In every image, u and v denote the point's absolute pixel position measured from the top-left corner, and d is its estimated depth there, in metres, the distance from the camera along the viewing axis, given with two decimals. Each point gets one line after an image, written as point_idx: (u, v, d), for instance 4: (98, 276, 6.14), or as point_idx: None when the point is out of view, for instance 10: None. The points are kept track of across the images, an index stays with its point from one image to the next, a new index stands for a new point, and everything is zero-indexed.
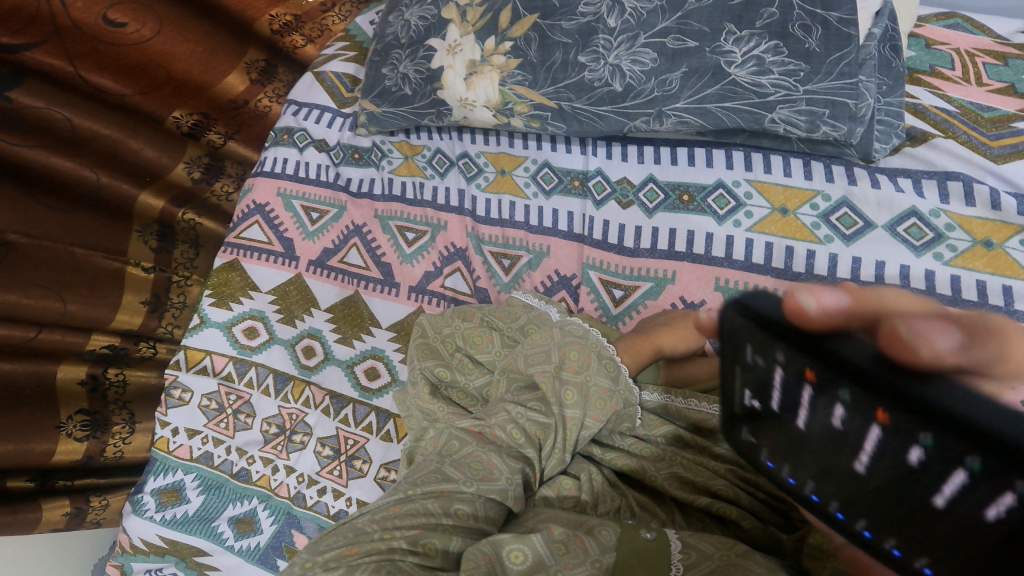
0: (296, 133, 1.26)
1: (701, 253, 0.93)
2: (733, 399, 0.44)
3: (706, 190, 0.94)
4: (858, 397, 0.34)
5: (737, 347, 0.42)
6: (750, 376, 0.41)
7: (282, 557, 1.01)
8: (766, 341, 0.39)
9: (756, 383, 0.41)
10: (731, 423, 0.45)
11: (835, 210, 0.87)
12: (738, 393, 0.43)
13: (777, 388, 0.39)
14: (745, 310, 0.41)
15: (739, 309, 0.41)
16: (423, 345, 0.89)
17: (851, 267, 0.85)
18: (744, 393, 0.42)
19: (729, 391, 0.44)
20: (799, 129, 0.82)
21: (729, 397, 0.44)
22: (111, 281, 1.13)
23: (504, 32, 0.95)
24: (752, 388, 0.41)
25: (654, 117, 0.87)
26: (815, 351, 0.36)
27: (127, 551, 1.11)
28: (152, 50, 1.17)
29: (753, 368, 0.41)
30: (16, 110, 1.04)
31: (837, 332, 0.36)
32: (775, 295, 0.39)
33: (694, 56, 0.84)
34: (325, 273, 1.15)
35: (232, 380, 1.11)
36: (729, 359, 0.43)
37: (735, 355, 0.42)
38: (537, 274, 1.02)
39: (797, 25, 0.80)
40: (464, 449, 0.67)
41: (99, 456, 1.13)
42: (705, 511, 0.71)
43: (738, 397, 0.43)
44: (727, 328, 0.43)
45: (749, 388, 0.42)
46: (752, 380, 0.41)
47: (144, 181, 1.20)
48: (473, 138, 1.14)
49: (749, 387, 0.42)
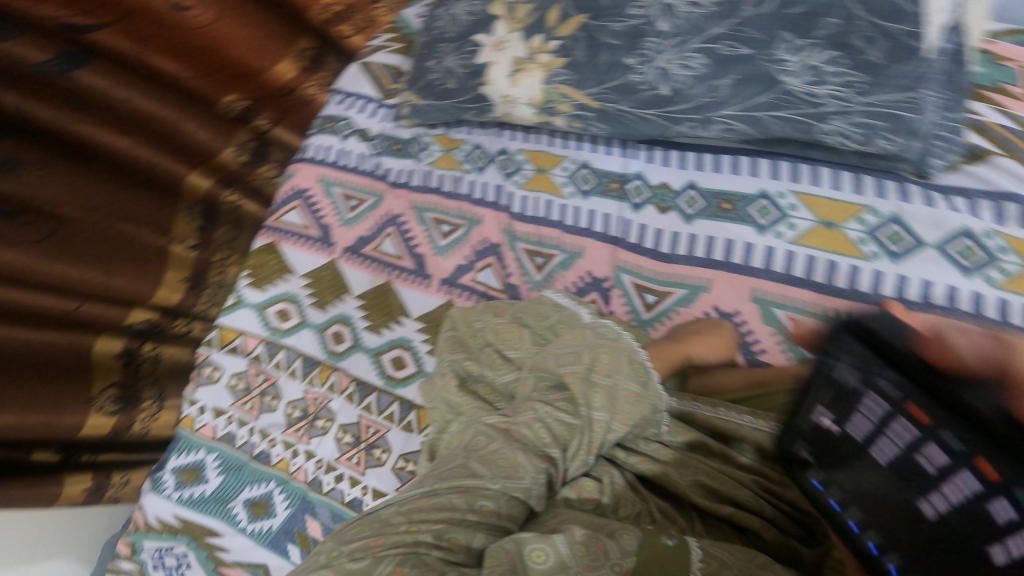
0: (340, 122, 1.29)
1: (739, 262, 0.91)
2: (806, 417, 0.61)
3: (748, 199, 0.93)
4: (960, 444, 0.46)
5: (833, 374, 0.57)
6: (843, 413, 0.56)
7: (292, 542, 1.02)
8: (877, 372, 0.53)
9: (839, 410, 0.57)
10: (794, 432, 0.62)
11: (884, 226, 0.84)
12: (813, 412, 0.59)
13: (875, 427, 0.53)
14: (866, 344, 0.55)
15: (862, 342, 0.55)
16: (452, 338, 0.90)
17: (896, 285, 0.82)
18: (819, 414, 0.59)
19: (803, 410, 0.61)
20: (853, 142, 0.78)
21: (801, 413, 0.61)
22: (154, 257, 1.16)
23: (551, 30, 0.95)
24: (835, 414, 0.57)
25: (700, 123, 0.86)
26: (930, 389, 0.49)
27: (140, 528, 1.14)
28: (215, 34, 1.21)
29: (840, 396, 0.56)
30: (83, 88, 1.06)
31: (947, 374, 0.49)
32: (926, 339, 0.51)
33: (746, 63, 0.83)
34: (359, 260, 1.17)
35: (261, 361, 1.15)
36: (817, 387, 0.59)
37: (844, 385, 0.56)
38: (569, 275, 1.03)
39: (858, 36, 0.77)
40: (490, 446, 0.67)
41: (126, 432, 1.15)
42: (726, 521, 0.69)
43: (813, 416, 0.60)
44: (831, 356, 0.57)
45: (827, 412, 0.58)
46: (835, 406, 0.57)
47: (194, 162, 1.23)
48: (513, 134, 1.14)
49: (830, 410, 0.58)
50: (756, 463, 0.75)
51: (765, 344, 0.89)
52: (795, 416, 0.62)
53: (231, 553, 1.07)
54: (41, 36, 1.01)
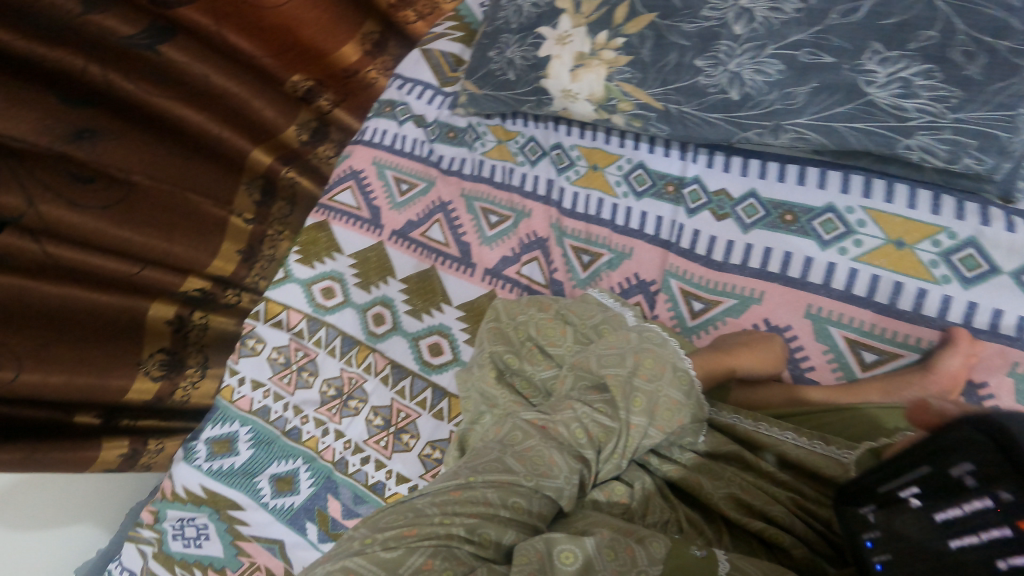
0: (398, 107, 1.30)
1: (796, 277, 0.89)
2: (895, 484, 0.52)
3: (813, 212, 0.90)
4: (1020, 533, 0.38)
5: (950, 459, 0.45)
6: (929, 486, 0.47)
7: (311, 521, 1.05)
8: (972, 451, 0.43)
9: (930, 490, 0.47)
10: (875, 489, 0.54)
11: (959, 249, 0.80)
12: (903, 482, 0.50)
13: (948, 505, 0.45)
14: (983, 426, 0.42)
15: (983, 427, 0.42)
16: (494, 329, 0.90)
17: (964, 311, 0.79)
18: (909, 486, 0.50)
19: (897, 477, 0.51)
20: (937, 159, 0.74)
21: (893, 477, 0.52)
22: (214, 228, 1.21)
23: (618, 27, 0.93)
24: (922, 488, 0.48)
25: (770, 130, 0.83)
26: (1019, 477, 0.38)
27: (167, 497, 1.18)
28: (288, 15, 1.21)
29: (938, 475, 0.46)
30: (164, 63, 1.09)
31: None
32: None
33: (829, 71, 0.78)
34: (405, 244, 1.18)
35: (302, 336, 1.17)
36: (923, 458, 0.49)
37: (945, 467, 0.46)
38: (615, 274, 1.02)
39: (958, 50, 0.70)
40: (526, 442, 0.68)
41: (168, 398, 1.21)
42: (755, 535, 0.66)
43: (903, 487, 0.50)
44: (953, 433, 0.45)
45: (916, 486, 0.48)
46: (929, 484, 0.47)
47: (258, 138, 1.28)
48: (569, 129, 1.13)
49: (920, 485, 0.48)
50: (794, 480, 0.71)
51: (814, 361, 0.88)
52: (886, 478, 0.53)
53: (250, 528, 1.10)
54: (131, 10, 1.02)
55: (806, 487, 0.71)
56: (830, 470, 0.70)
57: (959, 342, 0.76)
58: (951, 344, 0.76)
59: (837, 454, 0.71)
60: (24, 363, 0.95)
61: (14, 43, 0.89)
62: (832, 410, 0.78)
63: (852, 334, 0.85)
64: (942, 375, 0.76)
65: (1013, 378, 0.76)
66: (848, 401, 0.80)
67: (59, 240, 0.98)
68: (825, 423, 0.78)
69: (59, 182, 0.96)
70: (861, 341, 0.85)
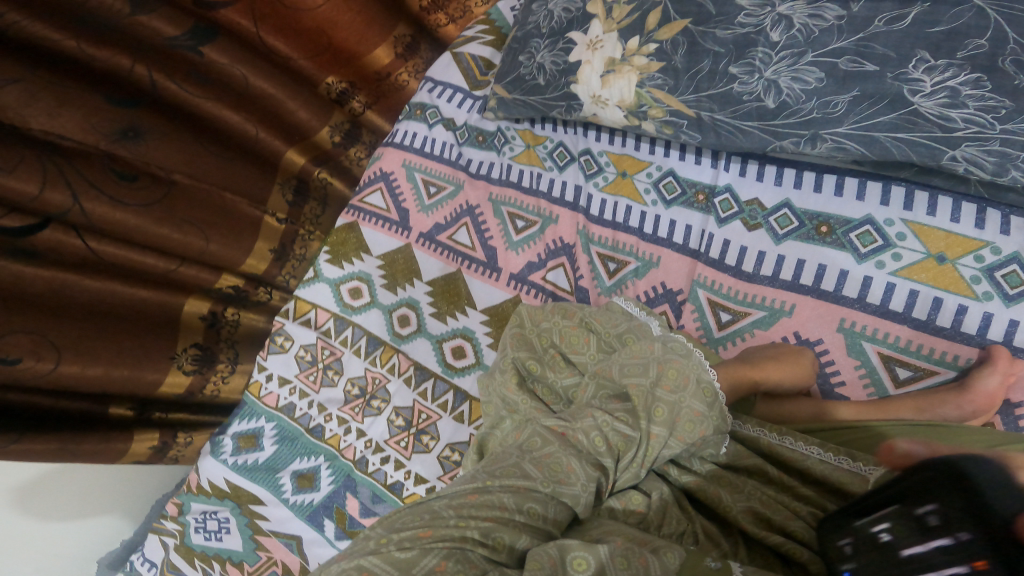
0: (429, 110, 1.31)
1: (829, 290, 0.87)
2: (866, 518, 0.51)
3: (850, 224, 0.87)
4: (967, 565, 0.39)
5: (918, 497, 0.46)
6: (898, 521, 0.47)
7: (330, 519, 1.06)
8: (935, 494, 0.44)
9: (897, 525, 0.47)
10: (846, 523, 0.53)
11: (1003, 265, 0.77)
12: (873, 516, 0.50)
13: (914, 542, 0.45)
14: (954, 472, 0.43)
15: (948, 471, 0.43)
16: (517, 335, 0.89)
17: (1005, 330, 0.77)
18: (878, 521, 0.50)
19: (869, 512, 0.51)
20: (983, 172, 0.73)
21: (865, 511, 0.52)
22: (250, 227, 1.22)
23: (650, 33, 0.92)
24: (891, 523, 0.48)
25: (807, 140, 0.82)
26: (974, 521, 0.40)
27: (192, 490, 1.19)
28: (322, 16, 1.23)
29: (907, 514, 0.46)
30: (206, 64, 1.12)
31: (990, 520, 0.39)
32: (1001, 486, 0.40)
33: (870, 80, 0.76)
34: (432, 247, 1.19)
35: (329, 335, 1.19)
36: (894, 494, 0.49)
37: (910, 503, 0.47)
38: (641, 283, 1.01)
39: (1008, 60, 0.68)
40: (545, 448, 0.67)
41: (199, 392, 1.24)
42: (772, 550, 0.63)
43: (873, 522, 0.50)
44: (921, 472, 0.46)
45: (886, 522, 0.49)
46: (896, 519, 0.47)
47: (293, 139, 1.30)
48: (598, 136, 1.12)
49: (889, 520, 0.48)
50: (817, 495, 0.68)
51: (845, 377, 0.85)
52: (857, 511, 0.53)
53: (270, 523, 1.12)
54: (175, 11, 1.06)
55: (831, 503, 0.68)
56: (855, 486, 0.67)
57: (999, 360, 0.74)
58: (991, 362, 0.74)
59: (863, 471, 0.69)
60: (63, 354, 0.99)
61: (65, 42, 0.93)
62: (859, 427, 0.75)
63: (887, 350, 0.83)
64: (978, 395, 0.73)
65: None
66: (878, 417, 0.78)
67: (103, 236, 1.02)
68: (853, 439, 0.75)
69: (103, 179, 0.99)
70: (896, 357, 0.82)
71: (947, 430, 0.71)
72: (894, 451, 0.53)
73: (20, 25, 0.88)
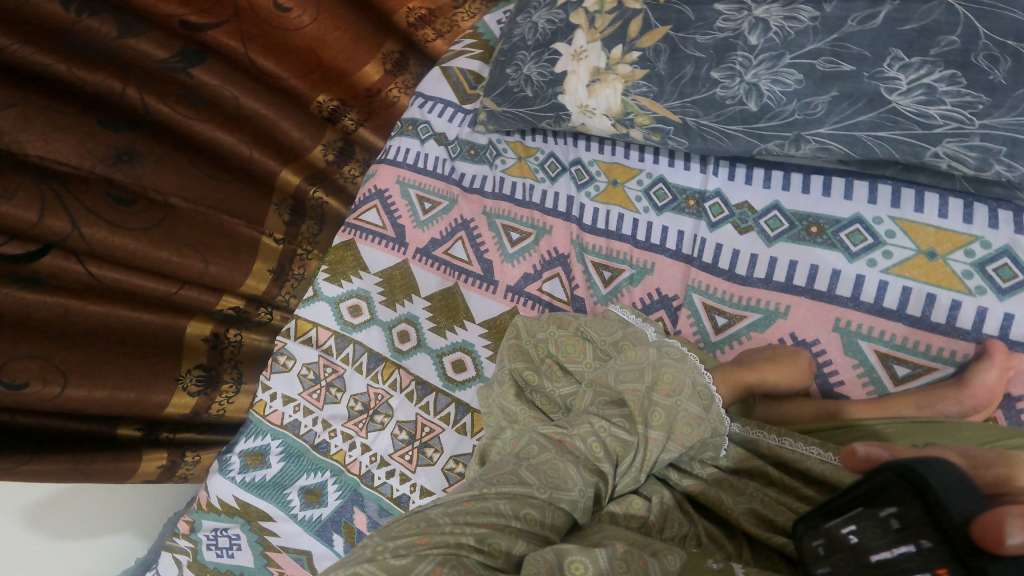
0: (421, 126, 1.33)
1: (822, 289, 0.87)
2: (833, 519, 0.51)
3: (840, 223, 0.87)
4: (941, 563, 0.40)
5: (880, 501, 0.46)
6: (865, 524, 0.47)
7: (338, 533, 1.06)
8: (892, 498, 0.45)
9: (865, 528, 0.47)
10: (816, 523, 0.53)
11: (993, 259, 0.78)
12: (841, 517, 0.50)
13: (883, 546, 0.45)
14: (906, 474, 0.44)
15: (899, 470, 0.44)
16: (514, 346, 0.88)
17: (1000, 324, 0.77)
18: (846, 522, 0.49)
19: (836, 513, 0.51)
20: (966, 167, 0.74)
21: (832, 513, 0.51)
22: (249, 248, 1.23)
23: (632, 41, 0.94)
24: (857, 523, 0.48)
25: (790, 141, 0.83)
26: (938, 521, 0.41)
27: (202, 508, 1.19)
28: (310, 35, 1.25)
29: (871, 517, 0.47)
30: (196, 86, 1.15)
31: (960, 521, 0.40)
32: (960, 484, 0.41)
33: (848, 80, 0.77)
34: (429, 262, 1.20)
35: (331, 353, 1.19)
36: (856, 496, 0.49)
37: (874, 506, 0.47)
38: (637, 290, 1.01)
39: (981, 55, 0.69)
40: (542, 455, 0.67)
41: (205, 412, 1.24)
42: (777, 551, 0.63)
43: (840, 523, 0.50)
44: (877, 476, 0.46)
45: (853, 524, 0.49)
46: (864, 522, 0.47)
47: (288, 159, 1.32)
48: (588, 145, 1.14)
49: (856, 523, 0.48)
50: (819, 495, 0.67)
51: (843, 376, 0.85)
52: (825, 512, 0.52)
53: (280, 538, 1.11)
54: (163, 34, 1.09)
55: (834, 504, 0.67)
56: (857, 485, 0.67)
57: (997, 355, 0.73)
58: (987, 357, 0.74)
59: None
60: (69, 377, 1.00)
61: (54, 66, 0.96)
62: (857, 425, 0.75)
63: (883, 348, 0.83)
64: (976, 389, 0.73)
65: None
66: (880, 415, 0.77)
67: (103, 262, 1.03)
68: (852, 439, 0.74)
69: (99, 204, 1.01)
70: (893, 355, 0.82)
71: (945, 426, 0.71)
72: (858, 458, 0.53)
73: (10, 50, 0.91)
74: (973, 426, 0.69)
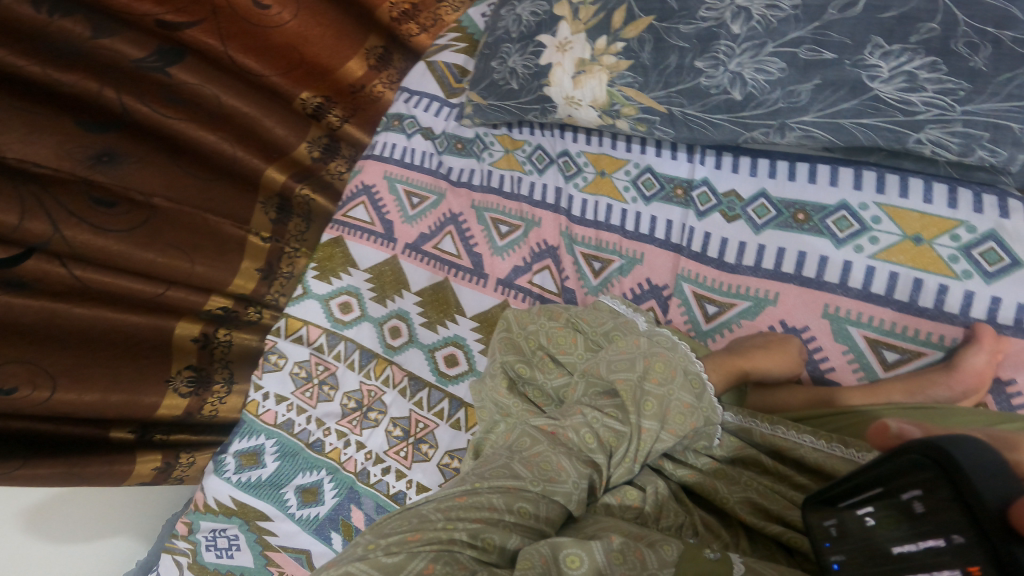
0: (406, 120, 1.32)
1: (811, 276, 0.87)
2: (851, 499, 0.49)
3: (827, 210, 0.88)
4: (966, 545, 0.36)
5: (899, 483, 0.42)
6: (887, 512, 0.44)
7: (336, 531, 1.06)
8: (917, 478, 0.40)
9: (882, 512, 0.45)
10: (832, 503, 0.52)
11: (979, 243, 0.78)
12: (858, 499, 0.48)
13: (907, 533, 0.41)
14: (934, 451, 0.38)
15: (925, 449, 0.39)
16: (505, 339, 0.88)
17: (987, 308, 0.77)
18: (864, 503, 0.47)
19: (851, 494, 0.49)
20: (949, 152, 0.74)
21: (847, 493, 0.50)
22: (236, 248, 1.23)
23: (616, 32, 0.93)
24: (874, 506, 0.46)
25: (775, 129, 0.83)
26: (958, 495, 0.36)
27: (199, 509, 1.19)
28: (291, 33, 1.24)
29: (888, 500, 0.44)
30: (176, 86, 1.13)
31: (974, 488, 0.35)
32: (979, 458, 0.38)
33: (831, 68, 0.77)
34: (418, 257, 1.19)
35: (322, 351, 1.19)
36: (873, 477, 0.46)
37: (897, 493, 0.43)
38: (627, 280, 1.01)
39: (961, 42, 0.70)
40: (534, 448, 0.67)
41: (197, 413, 1.23)
42: (773, 539, 0.64)
43: (858, 504, 0.48)
44: (898, 456, 0.42)
45: (870, 505, 0.47)
46: (881, 504, 0.45)
47: (272, 157, 1.31)
48: (575, 136, 1.13)
49: (873, 504, 0.46)
50: (814, 484, 0.68)
51: (834, 362, 0.86)
52: (840, 492, 0.50)
53: (279, 538, 1.11)
54: (138, 34, 1.06)
55: None
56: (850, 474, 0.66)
57: (984, 340, 0.74)
58: (975, 341, 0.74)
59: (855, 457, 0.66)
60: (58, 381, 1.00)
61: (28, 68, 0.94)
62: (850, 411, 0.75)
63: (872, 333, 0.83)
64: (967, 373, 0.73)
65: None
66: (872, 401, 0.77)
67: (88, 263, 1.02)
68: (844, 425, 0.74)
69: (80, 205, 1.00)
70: (883, 341, 0.83)
71: (938, 411, 0.71)
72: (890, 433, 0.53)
73: None
74: (965, 410, 0.69)
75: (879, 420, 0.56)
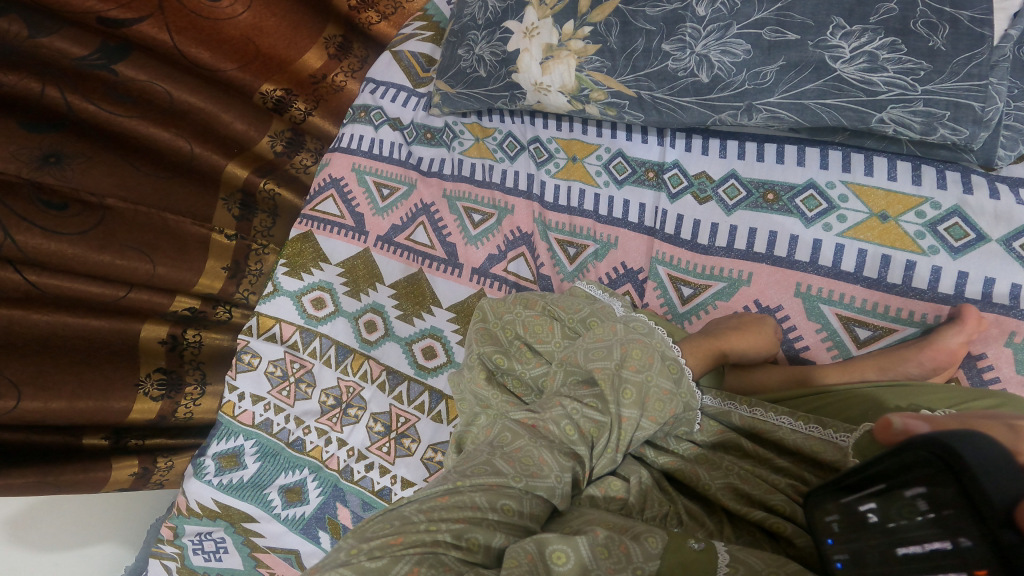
0: (373, 111, 1.29)
1: (782, 255, 0.88)
2: (849, 495, 0.49)
3: (795, 189, 0.89)
4: (975, 550, 0.36)
5: (905, 479, 0.42)
6: (890, 508, 0.44)
7: (324, 530, 1.05)
8: (925, 481, 0.40)
9: (886, 506, 0.44)
10: (832, 498, 0.51)
11: (944, 219, 0.80)
12: (861, 494, 0.48)
13: (911, 530, 0.41)
14: (946, 453, 0.38)
15: (933, 449, 0.39)
16: (482, 330, 0.87)
17: (955, 282, 0.79)
18: (866, 499, 0.47)
19: (851, 490, 0.49)
20: (912, 131, 0.75)
21: (851, 487, 0.49)
22: (198, 246, 1.18)
23: (583, 16, 0.92)
24: (877, 503, 0.45)
25: (742, 111, 0.83)
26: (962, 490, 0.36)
27: (183, 513, 1.16)
28: (244, 25, 1.21)
29: (896, 495, 0.43)
30: (123, 83, 1.10)
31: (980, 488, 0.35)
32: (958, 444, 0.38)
33: (794, 49, 0.78)
34: (391, 249, 1.17)
35: (297, 349, 1.16)
36: (876, 472, 0.46)
37: (904, 492, 0.42)
38: (602, 265, 1.01)
39: (919, 23, 0.72)
40: (516, 443, 0.67)
41: (171, 416, 1.19)
42: (757, 526, 0.64)
43: (860, 500, 0.48)
44: (903, 452, 0.42)
45: (872, 501, 0.46)
46: (885, 500, 0.44)
47: (231, 152, 1.26)
48: (545, 123, 1.12)
49: (876, 500, 0.45)
50: (794, 466, 0.69)
51: (808, 341, 0.87)
52: (841, 487, 0.50)
53: (266, 539, 1.10)
54: (78, 31, 1.05)
55: (807, 473, 0.68)
56: (829, 455, 0.68)
57: (969, 319, 0.74)
58: (958, 321, 0.75)
59: (833, 437, 0.69)
60: (23, 390, 0.98)
61: None
62: (827, 391, 0.76)
63: (844, 311, 0.84)
64: (941, 351, 0.74)
65: (1012, 349, 0.76)
66: (847, 379, 0.78)
67: (43, 269, 1.00)
68: (821, 404, 0.75)
69: (30, 210, 0.97)
70: (854, 318, 0.84)
71: (909, 388, 0.72)
72: (892, 429, 0.53)
73: None
74: (936, 387, 0.70)
75: (885, 416, 0.56)
